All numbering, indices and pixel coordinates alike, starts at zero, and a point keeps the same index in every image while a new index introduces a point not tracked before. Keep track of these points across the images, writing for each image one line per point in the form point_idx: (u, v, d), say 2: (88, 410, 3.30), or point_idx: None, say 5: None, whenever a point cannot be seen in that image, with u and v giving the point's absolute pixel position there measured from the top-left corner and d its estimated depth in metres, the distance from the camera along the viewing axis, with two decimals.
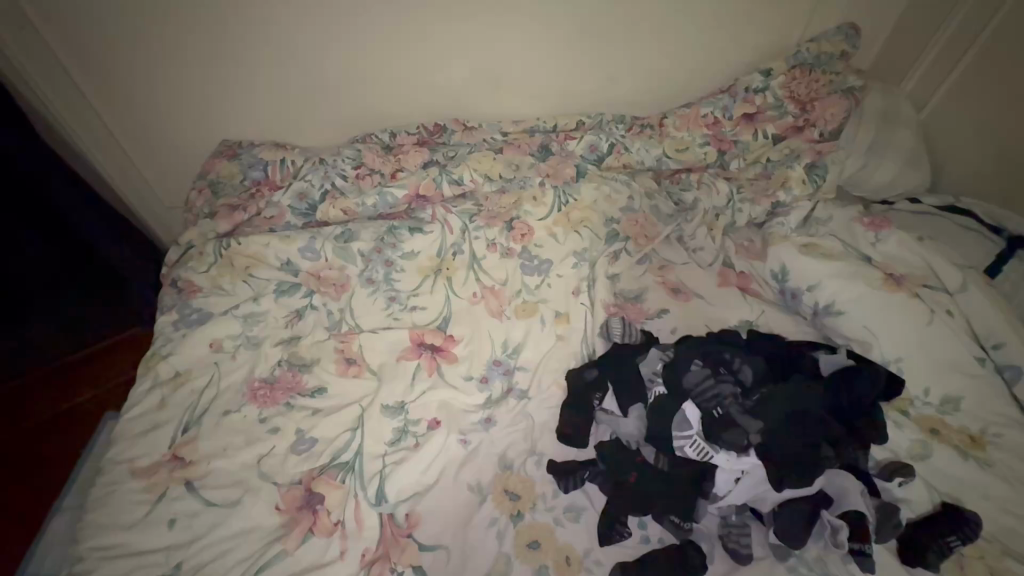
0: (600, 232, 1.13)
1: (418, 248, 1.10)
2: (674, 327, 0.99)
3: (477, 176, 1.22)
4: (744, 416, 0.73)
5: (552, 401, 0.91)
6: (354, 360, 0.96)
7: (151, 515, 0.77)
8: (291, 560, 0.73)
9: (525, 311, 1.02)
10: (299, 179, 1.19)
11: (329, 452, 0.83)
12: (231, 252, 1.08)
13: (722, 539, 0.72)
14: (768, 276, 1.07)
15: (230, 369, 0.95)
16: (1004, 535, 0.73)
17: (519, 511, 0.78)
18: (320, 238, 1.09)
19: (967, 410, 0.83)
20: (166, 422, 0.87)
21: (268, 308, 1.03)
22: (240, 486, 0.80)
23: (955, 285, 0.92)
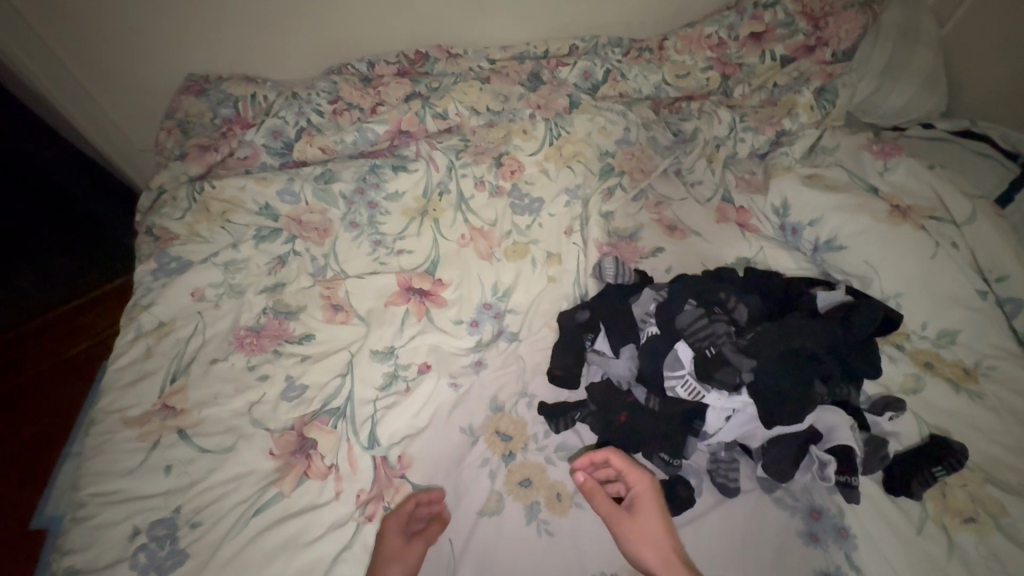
0: (594, 167, 1.07)
1: (403, 188, 1.05)
2: (669, 266, 0.95)
3: (463, 109, 1.15)
4: (737, 355, 0.70)
5: (544, 342, 0.90)
6: (341, 306, 0.93)
7: (147, 463, 0.78)
8: (287, 502, 0.74)
9: (516, 252, 0.98)
10: (271, 116, 1.11)
11: (320, 398, 0.83)
12: (206, 197, 1.03)
13: (711, 474, 0.74)
14: (768, 212, 1.01)
15: (215, 318, 0.92)
16: (988, 464, 0.74)
17: (510, 451, 0.78)
18: (299, 179, 1.04)
19: (963, 343, 0.82)
20: (154, 372, 0.87)
21: (249, 255, 0.99)
22: (233, 433, 0.80)
23: (962, 216, 0.88)
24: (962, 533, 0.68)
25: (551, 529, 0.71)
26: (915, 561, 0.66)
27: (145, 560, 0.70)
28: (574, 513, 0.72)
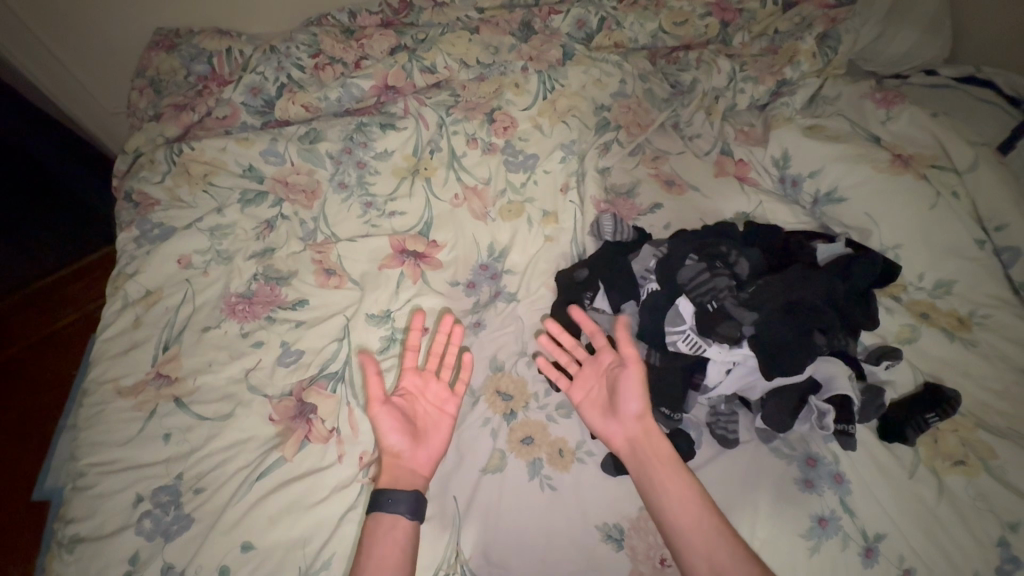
0: (590, 121, 1.04)
1: (392, 147, 1.01)
2: (668, 222, 0.93)
3: (452, 62, 1.09)
4: (739, 309, 0.70)
5: (542, 302, 0.88)
6: (334, 270, 0.91)
7: (145, 432, 0.77)
8: (290, 466, 0.74)
9: (511, 212, 0.96)
10: (249, 72, 1.05)
11: (318, 363, 0.82)
12: (185, 159, 0.98)
13: (710, 427, 0.75)
14: (767, 164, 0.99)
15: (204, 285, 0.90)
16: (978, 409, 0.75)
17: (512, 410, 0.78)
18: (283, 140, 1.00)
19: (958, 294, 0.83)
20: (145, 341, 0.85)
21: (234, 219, 0.96)
22: (231, 400, 0.80)
23: (964, 164, 0.87)
24: (951, 475, 0.70)
25: (554, 483, 0.72)
26: (903, 502, 0.69)
27: (151, 526, 0.70)
28: (576, 468, 0.73)
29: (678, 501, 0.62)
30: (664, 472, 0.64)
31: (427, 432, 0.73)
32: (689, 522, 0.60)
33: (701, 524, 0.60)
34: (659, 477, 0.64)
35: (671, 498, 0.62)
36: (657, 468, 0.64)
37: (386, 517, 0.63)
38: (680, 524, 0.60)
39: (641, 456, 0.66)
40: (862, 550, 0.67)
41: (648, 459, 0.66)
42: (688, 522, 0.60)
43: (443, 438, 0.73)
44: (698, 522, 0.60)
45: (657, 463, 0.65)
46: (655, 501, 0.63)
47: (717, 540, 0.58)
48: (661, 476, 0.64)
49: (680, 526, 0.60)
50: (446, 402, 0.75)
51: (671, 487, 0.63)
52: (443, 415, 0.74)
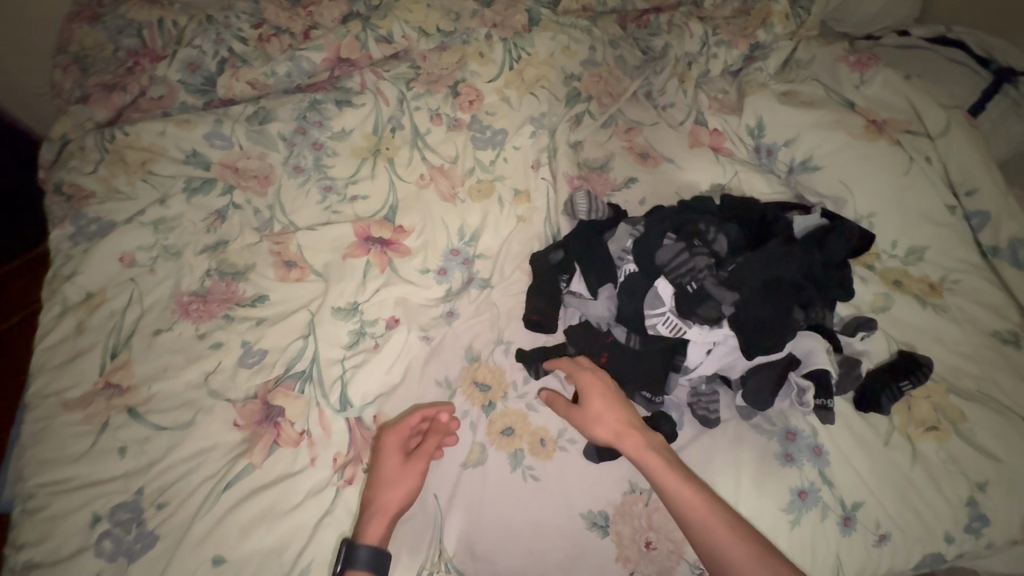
0: (559, 92, 0.99)
1: (350, 126, 0.94)
2: (643, 198, 0.91)
3: (410, 31, 1.01)
4: (719, 289, 0.69)
5: (517, 287, 0.85)
6: (294, 262, 0.85)
7: (98, 446, 0.72)
8: (260, 473, 0.71)
9: (481, 192, 0.91)
10: (184, 46, 0.96)
11: (282, 362, 0.77)
12: (119, 146, 0.90)
13: (692, 407, 0.73)
14: (743, 133, 0.96)
15: (152, 284, 0.83)
16: (949, 374, 0.77)
17: (490, 401, 0.75)
18: (229, 121, 0.92)
19: (930, 260, 0.83)
20: (90, 348, 0.78)
21: (181, 211, 0.88)
22: (191, 406, 0.74)
23: (937, 128, 0.86)
24: (924, 440, 0.72)
25: (537, 476, 0.70)
26: (879, 470, 0.71)
27: (112, 547, 0.66)
28: (558, 457, 0.71)
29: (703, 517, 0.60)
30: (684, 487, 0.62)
31: (388, 488, 0.68)
32: (717, 537, 0.59)
33: (731, 536, 0.59)
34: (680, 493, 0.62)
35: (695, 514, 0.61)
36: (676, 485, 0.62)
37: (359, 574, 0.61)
38: (708, 539, 0.60)
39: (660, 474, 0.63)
40: (840, 519, 0.69)
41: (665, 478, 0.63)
42: (716, 538, 0.59)
43: (401, 496, 0.67)
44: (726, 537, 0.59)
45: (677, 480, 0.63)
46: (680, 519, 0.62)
47: (745, 553, 0.58)
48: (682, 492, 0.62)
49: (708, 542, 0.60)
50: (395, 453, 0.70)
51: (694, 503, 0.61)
52: (409, 471, 0.69)
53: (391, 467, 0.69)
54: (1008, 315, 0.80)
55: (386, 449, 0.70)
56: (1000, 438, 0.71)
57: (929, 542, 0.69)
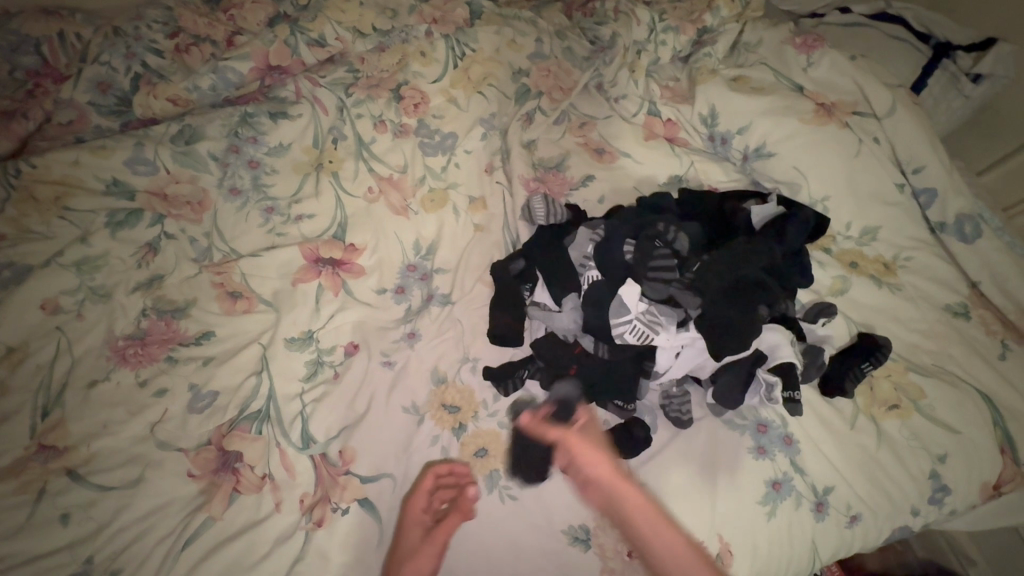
0: (508, 90, 0.96)
1: (288, 139, 0.88)
2: (602, 196, 0.89)
3: (344, 32, 0.95)
4: (685, 294, 0.68)
5: (480, 300, 0.82)
6: (240, 293, 0.80)
7: (35, 518, 0.64)
8: (223, 525, 0.66)
9: (434, 201, 0.87)
10: (91, 63, 0.87)
11: (236, 403, 0.72)
12: (28, 180, 0.81)
13: (664, 409, 0.73)
14: (696, 122, 0.94)
15: (81, 331, 0.75)
16: (907, 351, 0.79)
17: (461, 423, 0.73)
18: (151, 144, 0.84)
19: (883, 239, 0.85)
20: (16, 410, 0.69)
21: (106, 247, 0.80)
22: (138, 462, 0.68)
23: (883, 109, 0.86)
24: (888, 420, 0.74)
25: (513, 495, 0.69)
26: (847, 452, 0.72)
27: None
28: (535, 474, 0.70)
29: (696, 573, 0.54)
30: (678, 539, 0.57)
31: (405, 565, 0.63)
32: None
33: None
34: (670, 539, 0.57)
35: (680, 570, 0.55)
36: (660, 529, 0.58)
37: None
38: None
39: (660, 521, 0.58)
40: (813, 505, 0.70)
41: (647, 520, 0.58)
42: None
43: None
44: None
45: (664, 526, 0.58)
46: (662, 569, 0.55)
47: None
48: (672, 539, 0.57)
49: None
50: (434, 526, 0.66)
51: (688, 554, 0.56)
52: (427, 546, 0.64)
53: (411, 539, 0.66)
54: (956, 287, 0.83)
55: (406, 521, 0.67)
56: (956, 409, 0.73)
57: (896, 516, 0.72)
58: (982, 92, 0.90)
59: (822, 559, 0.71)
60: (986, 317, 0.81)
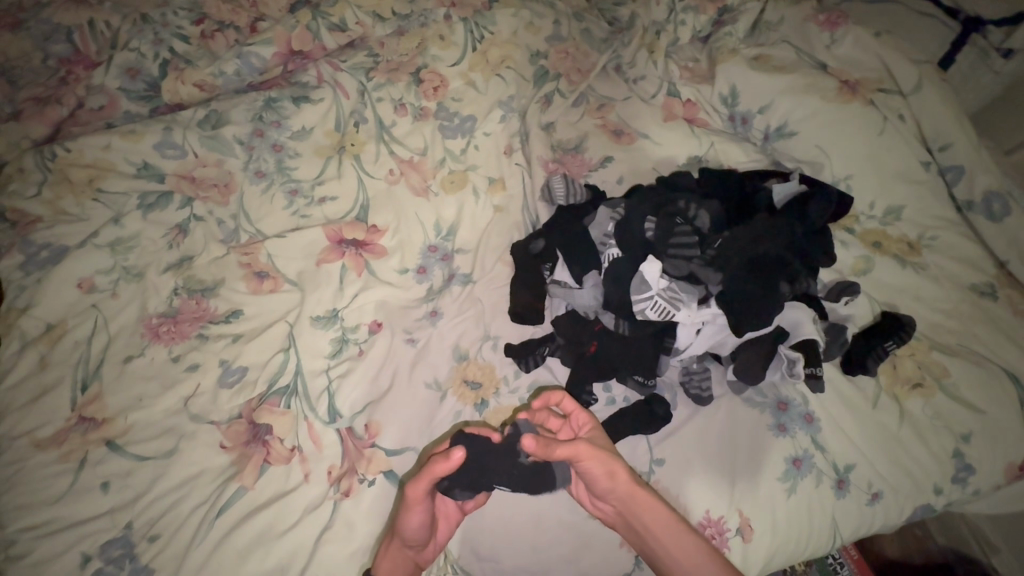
0: (527, 72, 0.96)
1: (310, 123, 0.90)
2: (620, 176, 0.89)
3: (365, 17, 0.96)
4: (705, 271, 0.69)
5: (500, 280, 0.83)
6: (266, 273, 0.82)
7: (78, 484, 0.67)
8: (254, 494, 0.68)
9: (454, 183, 0.88)
10: (121, 49, 0.89)
11: (264, 378, 0.75)
12: (63, 164, 0.84)
13: (684, 387, 0.74)
14: (716, 102, 0.94)
15: (116, 309, 0.78)
16: (931, 331, 0.78)
17: (483, 399, 0.74)
18: (179, 128, 0.86)
19: (907, 219, 0.84)
20: (57, 383, 0.72)
21: (138, 229, 0.83)
22: (173, 434, 0.71)
23: (909, 86, 0.85)
24: (910, 399, 0.73)
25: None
26: (869, 430, 0.72)
27: None
28: None
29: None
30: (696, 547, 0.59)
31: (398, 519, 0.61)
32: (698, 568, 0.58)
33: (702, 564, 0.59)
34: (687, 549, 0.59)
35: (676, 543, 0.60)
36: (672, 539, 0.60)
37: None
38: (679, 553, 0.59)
39: (674, 537, 0.60)
40: (834, 482, 0.70)
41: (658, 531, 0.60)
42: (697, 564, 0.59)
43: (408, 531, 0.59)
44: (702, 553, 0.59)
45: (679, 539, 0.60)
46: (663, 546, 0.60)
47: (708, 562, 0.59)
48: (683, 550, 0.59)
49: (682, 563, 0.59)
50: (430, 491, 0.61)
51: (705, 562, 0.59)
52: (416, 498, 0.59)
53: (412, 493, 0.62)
54: (982, 267, 0.81)
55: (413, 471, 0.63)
56: (981, 389, 0.73)
57: (918, 495, 0.71)
58: (1012, 67, 0.90)
59: (842, 538, 0.71)
60: (1013, 297, 0.80)
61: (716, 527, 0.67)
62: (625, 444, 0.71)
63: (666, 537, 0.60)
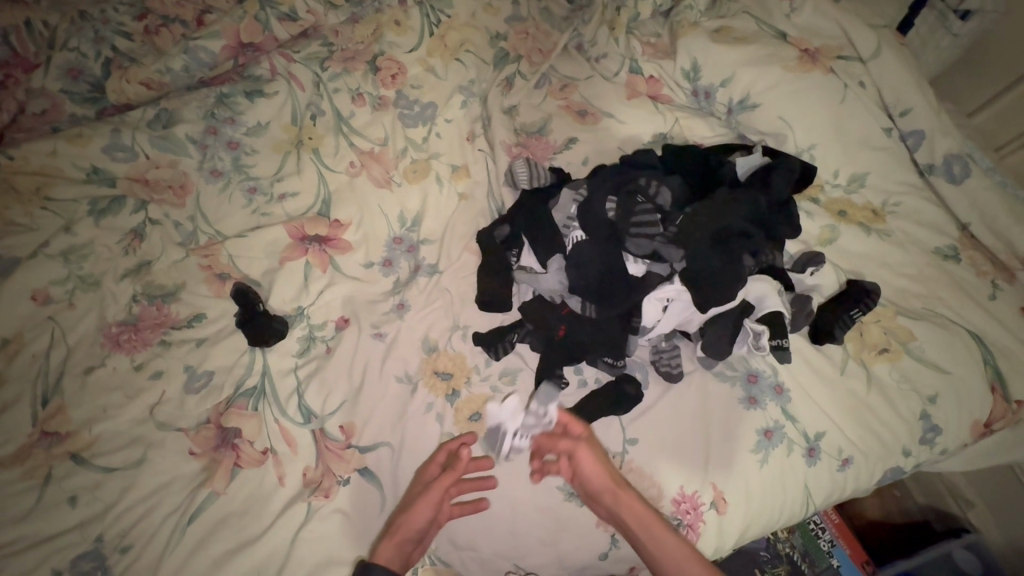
0: (486, 55, 0.94)
1: (265, 118, 0.87)
2: (586, 157, 0.87)
3: (315, 4, 0.93)
4: (667, 248, 0.69)
5: (468, 268, 0.82)
6: (228, 274, 0.80)
7: (44, 500, 0.65)
8: (226, 499, 0.67)
9: (417, 172, 0.86)
10: (60, 49, 0.86)
11: (231, 382, 0.73)
12: (8, 172, 0.81)
13: (655, 364, 0.74)
14: (679, 77, 0.92)
15: (74, 320, 0.75)
16: (897, 296, 0.79)
17: (454, 389, 0.73)
18: (128, 129, 0.84)
19: (871, 185, 0.84)
20: (17, 399, 0.70)
21: (91, 236, 0.80)
22: (140, 443, 0.69)
23: (869, 52, 0.85)
24: (877, 364, 0.74)
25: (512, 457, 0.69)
26: (838, 397, 0.73)
27: None
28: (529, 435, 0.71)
29: None
30: (674, 540, 0.62)
31: (403, 514, 0.65)
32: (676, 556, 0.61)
33: (678, 551, 0.61)
34: (669, 544, 0.62)
35: (657, 539, 0.62)
36: (671, 547, 0.62)
37: (281, 533, 0.66)
38: (655, 545, 0.62)
39: (654, 532, 0.62)
40: (805, 451, 0.71)
41: (651, 538, 0.62)
42: (672, 555, 0.61)
43: (412, 526, 0.63)
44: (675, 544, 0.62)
45: (655, 527, 0.62)
46: (643, 543, 0.62)
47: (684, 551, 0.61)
48: (680, 558, 0.61)
49: (659, 549, 0.62)
50: (322, 453, 0.70)
51: (685, 557, 0.61)
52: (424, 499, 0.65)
53: (414, 496, 0.67)
54: (946, 230, 0.82)
55: (413, 485, 0.68)
56: (946, 350, 0.74)
57: (888, 458, 0.73)
58: (971, 28, 0.91)
59: (815, 503, 0.72)
60: (976, 258, 0.80)
61: (691, 502, 0.68)
62: (598, 426, 0.71)
63: (657, 543, 0.62)
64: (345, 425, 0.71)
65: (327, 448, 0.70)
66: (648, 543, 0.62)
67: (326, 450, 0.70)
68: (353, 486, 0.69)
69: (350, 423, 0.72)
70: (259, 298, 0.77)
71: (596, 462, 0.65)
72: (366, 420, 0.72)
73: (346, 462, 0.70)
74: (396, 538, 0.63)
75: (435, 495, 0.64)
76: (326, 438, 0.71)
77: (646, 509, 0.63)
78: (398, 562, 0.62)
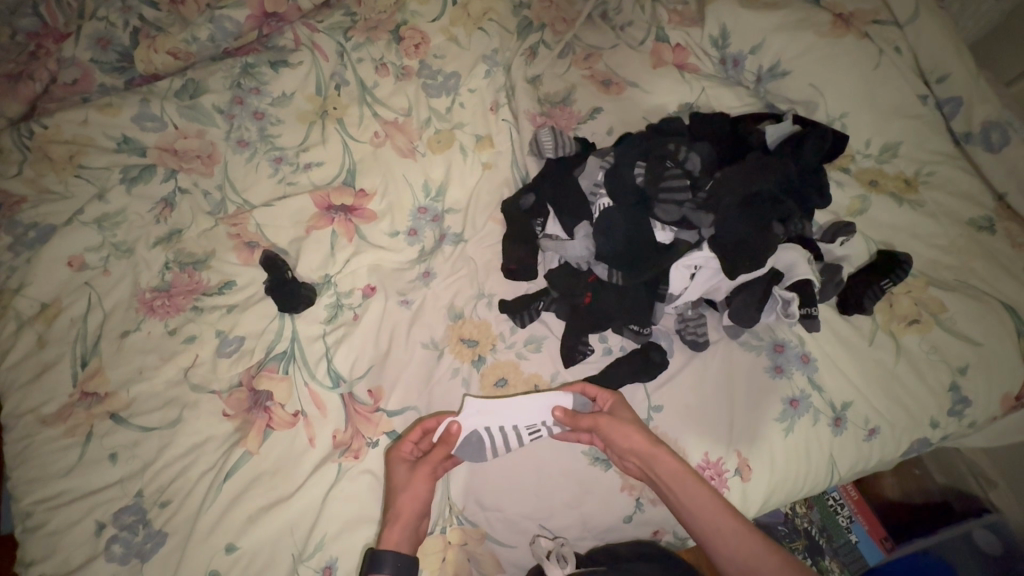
0: (510, 24, 0.93)
1: (290, 89, 0.88)
2: (610, 127, 0.87)
3: None
4: (697, 213, 0.69)
5: (492, 238, 0.83)
6: (256, 242, 0.81)
7: (87, 456, 0.68)
8: (259, 459, 0.69)
9: (441, 142, 0.86)
10: (88, 19, 0.86)
11: (261, 347, 0.75)
12: (42, 141, 0.82)
13: (680, 333, 0.74)
14: (706, 45, 0.90)
15: (109, 285, 0.77)
16: (927, 267, 0.78)
17: (480, 355, 0.74)
18: (156, 99, 0.85)
19: (904, 155, 0.82)
20: (57, 361, 0.72)
21: (123, 204, 0.82)
22: (175, 404, 0.71)
23: (905, 16, 0.83)
24: (907, 334, 0.73)
25: (484, 410, 0.67)
26: (866, 368, 0.72)
27: (122, 550, 0.64)
28: None
29: (743, 549, 0.59)
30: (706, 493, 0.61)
31: (399, 496, 0.63)
32: (706, 510, 0.61)
33: (711, 504, 0.61)
34: (700, 498, 0.61)
35: (689, 494, 0.62)
36: (703, 503, 0.61)
37: (311, 493, 0.67)
38: (686, 499, 0.61)
39: (688, 486, 0.62)
40: (832, 420, 0.71)
41: (682, 493, 0.62)
42: (703, 510, 0.61)
43: (412, 504, 0.63)
44: (707, 497, 0.61)
45: (687, 482, 0.62)
46: (675, 497, 0.62)
47: (716, 505, 0.61)
48: (709, 511, 0.61)
49: (690, 504, 0.61)
50: (351, 416, 0.72)
51: (715, 509, 0.61)
52: (417, 476, 0.64)
53: (400, 476, 0.65)
54: (980, 201, 0.80)
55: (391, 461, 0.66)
56: (979, 321, 0.72)
57: (915, 428, 0.72)
58: None
59: (840, 473, 0.72)
60: (1013, 229, 0.78)
61: (715, 468, 0.68)
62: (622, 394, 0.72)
63: (688, 498, 0.61)
64: (373, 389, 0.73)
65: (357, 411, 0.72)
66: (681, 497, 0.62)
67: (355, 413, 0.72)
68: (381, 448, 0.70)
69: (378, 388, 0.73)
70: (287, 266, 0.78)
71: (627, 423, 0.65)
72: (394, 385, 0.73)
73: (375, 423, 0.71)
74: (402, 520, 0.62)
75: (427, 470, 0.64)
76: (355, 402, 0.72)
77: (679, 465, 0.62)
78: (409, 542, 0.61)
